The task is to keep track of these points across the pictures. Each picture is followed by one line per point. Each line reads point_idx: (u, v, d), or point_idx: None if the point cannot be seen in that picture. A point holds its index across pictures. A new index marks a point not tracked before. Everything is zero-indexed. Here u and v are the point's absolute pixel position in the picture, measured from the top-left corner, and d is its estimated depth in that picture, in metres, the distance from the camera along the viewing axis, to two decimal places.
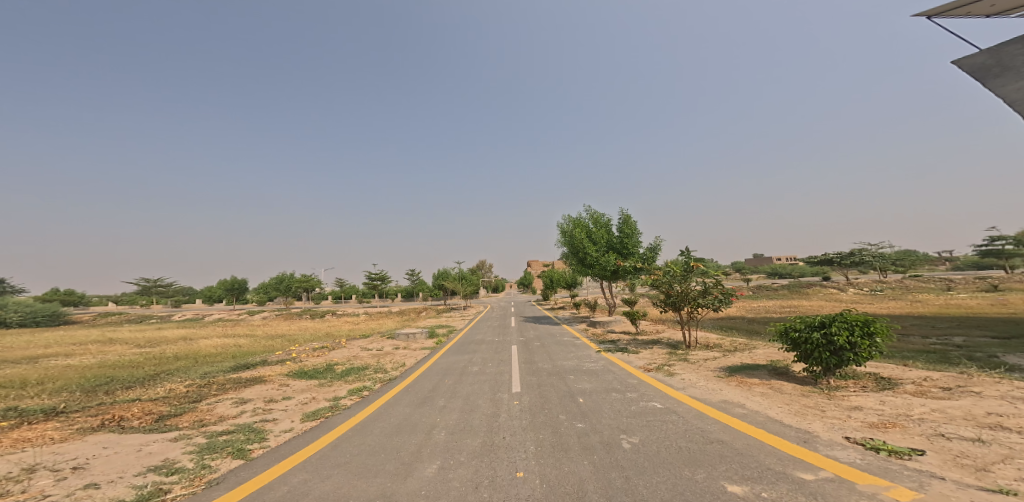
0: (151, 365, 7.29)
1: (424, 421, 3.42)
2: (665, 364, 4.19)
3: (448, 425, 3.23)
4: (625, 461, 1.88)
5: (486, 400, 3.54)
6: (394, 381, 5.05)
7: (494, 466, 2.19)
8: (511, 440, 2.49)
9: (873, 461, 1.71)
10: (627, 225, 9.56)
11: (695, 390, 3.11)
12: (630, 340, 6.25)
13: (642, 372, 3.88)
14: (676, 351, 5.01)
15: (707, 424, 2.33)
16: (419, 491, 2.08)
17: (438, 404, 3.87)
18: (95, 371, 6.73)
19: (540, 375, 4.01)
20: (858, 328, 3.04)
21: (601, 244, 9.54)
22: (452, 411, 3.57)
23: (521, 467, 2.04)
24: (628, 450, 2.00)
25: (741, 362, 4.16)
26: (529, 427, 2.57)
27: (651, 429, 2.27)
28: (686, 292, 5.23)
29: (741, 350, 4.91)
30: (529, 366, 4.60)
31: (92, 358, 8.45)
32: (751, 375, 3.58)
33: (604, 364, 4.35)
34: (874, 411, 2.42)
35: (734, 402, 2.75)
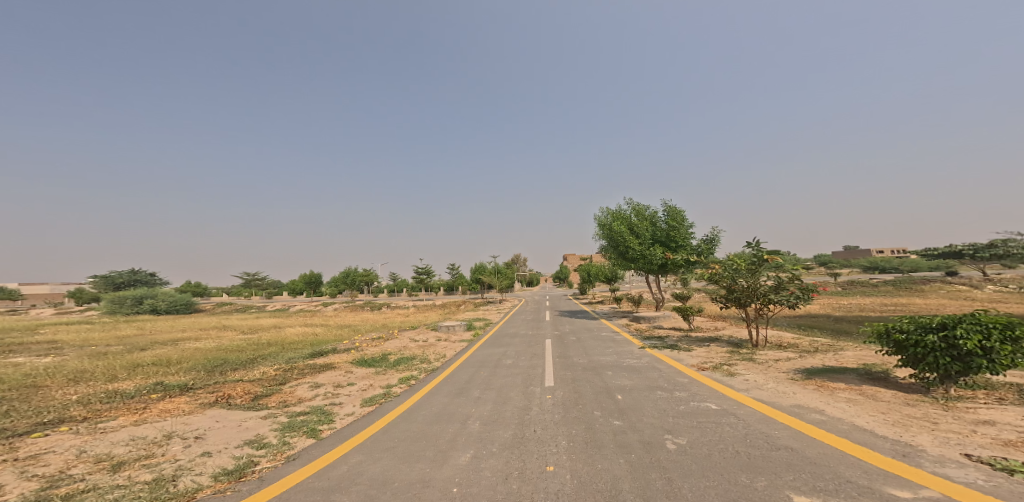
0: (251, 350, 8.13)
1: (460, 411, 3.50)
2: (724, 364, 3.99)
3: (482, 416, 3.29)
4: (669, 463, 1.81)
5: (518, 393, 3.56)
6: (437, 371, 5.23)
7: (523, 459, 2.20)
8: (542, 434, 2.48)
9: (1000, 484, 1.52)
10: (673, 217, 9.14)
11: (761, 393, 2.92)
12: (681, 337, 6.00)
13: (695, 370, 3.73)
14: (738, 350, 4.75)
15: (773, 429, 2.18)
16: (453, 478, 2.13)
17: (473, 395, 3.95)
18: (212, 353, 7.64)
19: (575, 370, 3.98)
20: (996, 332, 2.67)
21: (644, 237, 9.24)
22: (486, 402, 3.63)
23: (551, 462, 2.02)
24: (673, 452, 1.93)
25: (823, 364, 3.86)
26: (561, 422, 2.54)
27: (702, 431, 2.17)
28: (755, 288, 4.89)
29: (824, 351, 4.55)
30: (563, 360, 4.56)
31: (213, 342, 9.65)
32: (837, 379, 3.31)
33: (648, 361, 4.22)
34: (1010, 428, 2.14)
35: (811, 407, 2.56)
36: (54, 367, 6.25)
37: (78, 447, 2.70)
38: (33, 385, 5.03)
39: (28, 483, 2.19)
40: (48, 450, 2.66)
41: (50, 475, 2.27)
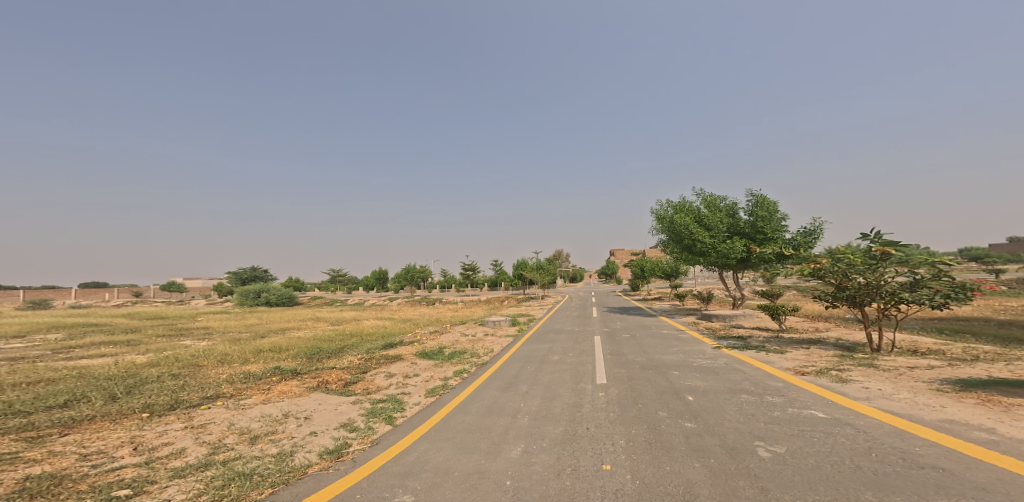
0: (341, 340, 8.86)
1: (510, 405, 3.54)
2: (832, 369, 3.69)
3: (532, 411, 3.30)
4: (761, 471, 1.71)
5: (568, 389, 3.53)
6: (487, 365, 5.36)
7: (575, 456, 2.18)
8: (596, 432, 2.44)
9: None
10: (760, 207, 8.51)
11: (888, 404, 2.66)
12: (769, 338, 5.64)
13: (791, 375, 3.50)
14: (852, 355, 4.36)
15: (912, 446, 1.97)
16: (505, 471, 2.15)
17: (521, 390, 3.97)
18: (308, 343, 8.40)
19: (631, 368, 3.87)
20: None
21: (717, 230, 8.79)
22: (535, 397, 3.64)
23: (608, 460, 1.99)
24: (765, 460, 1.82)
25: (985, 377, 3.39)
26: (618, 421, 2.48)
27: (807, 441, 2.02)
28: (877, 285, 4.42)
29: (982, 363, 3.99)
30: (615, 357, 4.46)
31: (310, 332, 10.70)
32: (1009, 393, 2.89)
33: (723, 363, 4.00)
34: None
35: (967, 425, 2.28)
36: (206, 349, 7.23)
37: (230, 419, 3.13)
38: (192, 364, 5.89)
39: (200, 448, 2.59)
40: (211, 420, 3.13)
41: (213, 442, 2.67)
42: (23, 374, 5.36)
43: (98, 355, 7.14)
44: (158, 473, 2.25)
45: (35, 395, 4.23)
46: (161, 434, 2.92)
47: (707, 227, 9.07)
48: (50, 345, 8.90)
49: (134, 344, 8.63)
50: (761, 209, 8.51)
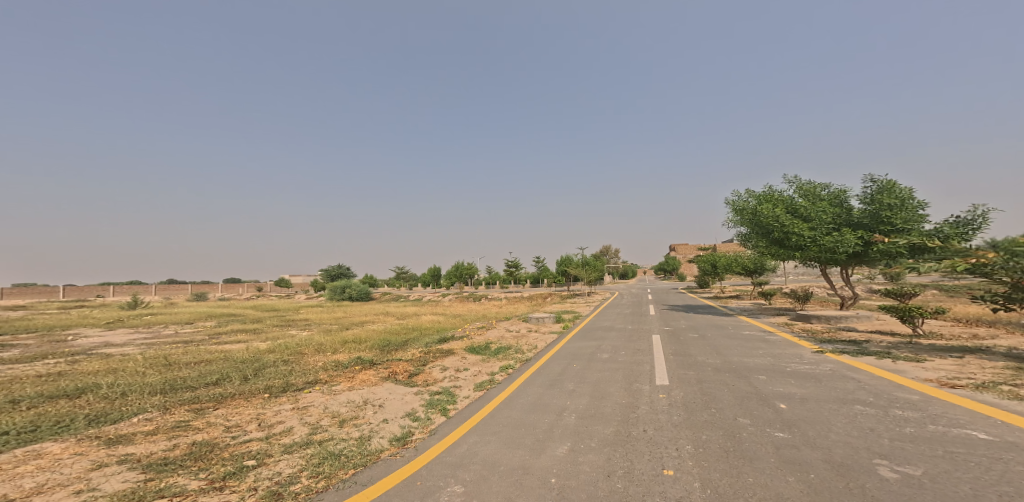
0: (411, 336, 9.57)
1: (555, 402, 3.50)
2: (999, 383, 3.13)
3: (578, 410, 3.24)
4: (883, 493, 1.52)
5: (621, 389, 3.43)
6: (531, 361, 5.36)
7: (630, 459, 2.10)
8: (656, 435, 2.34)
9: None
10: (882, 193, 7.23)
11: None
12: (901, 345, 5.02)
13: (935, 387, 3.10)
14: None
15: None
16: (549, 468, 2.14)
17: (567, 388, 3.93)
18: (378, 336, 9.52)
19: (701, 370, 3.65)
20: None
21: (817, 222, 7.87)
22: (582, 396, 3.57)
23: (669, 465, 1.91)
24: (890, 481, 1.61)
25: None
26: (682, 425, 2.37)
27: (951, 464, 1.76)
28: None
29: None
30: (686, 358, 4.25)
31: (379, 329, 11.61)
32: None
33: (833, 370, 3.65)
34: None
35: None
36: (308, 340, 8.45)
37: (324, 404, 3.75)
38: (297, 351, 7.01)
39: (303, 428, 3.14)
40: (310, 404, 3.74)
41: (312, 423, 3.22)
42: (189, 354, 6.59)
43: (231, 339, 8.69)
44: (274, 447, 2.77)
45: (197, 372, 5.16)
46: (273, 413, 3.51)
47: (808, 219, 8.28)
48: (200, 329, 11.05)
49: (259, 331, 10.27)
50: (885, 196, 7.18)
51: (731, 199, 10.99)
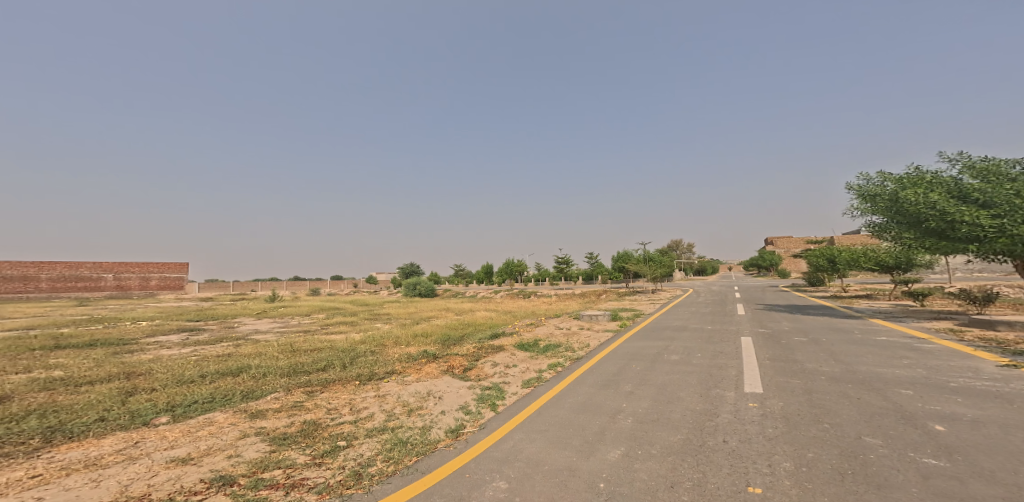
0: (467, 334, 10.61)
1: (609, 403, 3.38)
2: None
3: (636, 413, 3.10)
4: None
5: (694, 395, 3.20)
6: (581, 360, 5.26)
7: (703, 471, 1.95)
8: (742, 450, 2.14)
9: None
10: None
11: None
12: None
13: None
14: None
15: None
16: (599, 472, 2.08)
17: (624, 389, 3.76)
18: (440, 330, 11.34)
19: (811, 380, 3.29)
20: None
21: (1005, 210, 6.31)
22: (643, 399, 3.40)
23: (755, 482, 1.73)
24: None
25: None
26: (777, 440, 2.13)
27: None
28: None
29: None
30: (788, 365, 3.86)
31: (440, 326, 12.60)
32: None
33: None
34: None
35: None
36: (386, 334, 10.50)
37: (397, 393, 4.53)
38: (380, 343, 9.16)
39: (380, 416, 3.75)
40: (388, 393, 4.56)
41: (388, 411, 3.86)
42: (308, 342, 8.70)
43: (333, 332, 11.23)
44: (360, 429, 3.34)
45: (311, 358, 6.68)
46: (359, 399, 4.34)
47: (989, 205, 6.73)
48: (312, 322, 13.88)
49: (358, 326, 12.61)
50: None
51: (857, 183, 9.69)
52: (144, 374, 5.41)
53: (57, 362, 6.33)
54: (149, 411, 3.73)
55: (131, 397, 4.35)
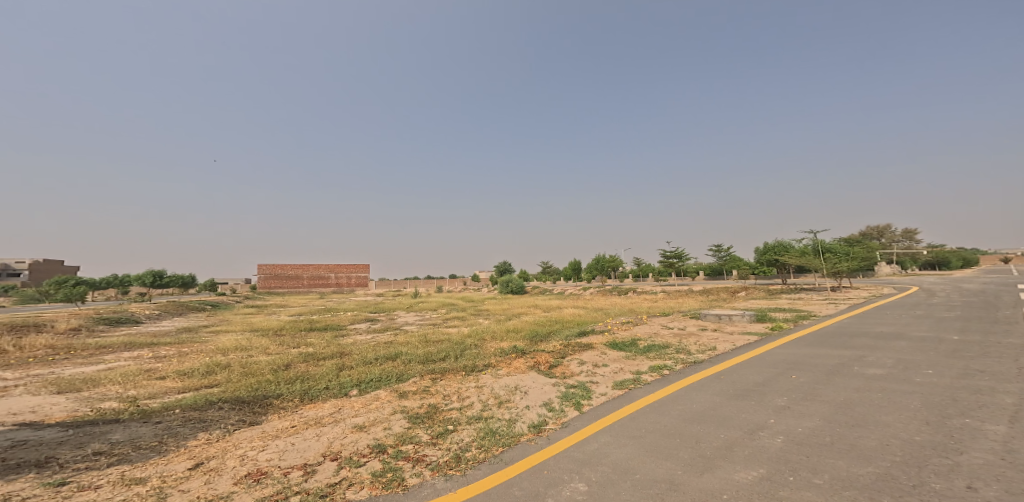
0: (558, 333, 12.46)
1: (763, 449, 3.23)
2: None
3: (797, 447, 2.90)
4: None
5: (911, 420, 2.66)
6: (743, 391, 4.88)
7: None
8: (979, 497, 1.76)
9: None
10: None
11: None
12: None
13: None
14: None
15: None
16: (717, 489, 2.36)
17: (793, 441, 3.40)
18: (528, 325, 14.21)
19: None
20: None
21: None
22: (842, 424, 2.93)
23: None
24: None
25: None
26: None
27: None
28: None
29: None
30: None
31: (558, 329, 14.05)
32: None
33: None
34: None
35: None
36: (497, 328, 13.46)
37: (491, 384, 6.33)
38: (480, 334, 12.42)
39: (478, 405, 5.27)
40: (485, 383, 6.36)
41: (484, 402, 5.40)
42: (432, 334, 12.45)
43: (449, 328, 15.04)
44: (464, 415, 4.84)
45: (434, 348, 9.75)
46: (465, 387, 6.17)
47: None
48: (435, 318, 18.86)
49: (471, 322, 16.17)
50: None
51: None
52: (344, 355, 9.22)
53: (309, 345, 10.77)
54: (347, 385, 6.39)
55: (340, 372, 7.56)
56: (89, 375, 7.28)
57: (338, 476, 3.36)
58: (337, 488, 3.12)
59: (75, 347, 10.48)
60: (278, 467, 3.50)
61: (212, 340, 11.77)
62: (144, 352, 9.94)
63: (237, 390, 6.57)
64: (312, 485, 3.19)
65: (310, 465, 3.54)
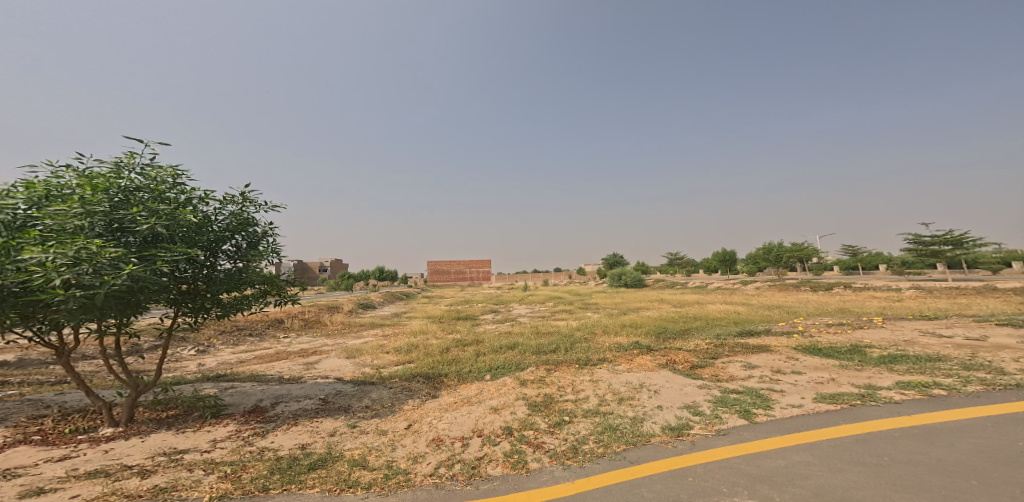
0: (687, 341, 13.18)
1: None
2: None
3: None
4: None
5: None
6: None
7: None
8: None
9: None
10: None
11: None
12: None
13: None
14: None
15: None
16: None
17: None
18: (644, 325, 16.39)
19: None
20: None
21: None
22: None
23: None
24: None
25: None
26: None
27: None
28: None
29: None
30: None
31: (745, 341, 13.11)
32: None
33: None
34: None
35: None
36: (656, 330, 15.20)
37: (609, 381, 8.04)
38: (591, 330, 15.43)
39: (592, 399, 6.92)
40: (600, 379, 8.18)
41: (600, 398, 6.95)
42: (543, 327, 15.92)
43: (557, 321, 18.60)
44: (577, 409, 6.43)
45: (545, 341, 12.77)
46: (596, 383, 7.92)
47: None
48: (545, 311, 23.01)
49: (598, 320, 18.33)
50: None
51: None
52: (475, 342, 12.97)
53: (477, 335, 14.61)
54: (483, 369, 9.41)
55: (479, 357, 10.81)
56: (361, 360, 11.27)
57: (482, 451, 5.05)
58: (482, 464, 4.69)
59: (348, 337, 16.33)
60: (449, 438, 5.50)
61: (421, 326, 17.17)
62: (379, 340, 14.74)
63: (425, 368, 9.79)
64: (468, 456, 4.90)
65: (466, 440, 5.41)
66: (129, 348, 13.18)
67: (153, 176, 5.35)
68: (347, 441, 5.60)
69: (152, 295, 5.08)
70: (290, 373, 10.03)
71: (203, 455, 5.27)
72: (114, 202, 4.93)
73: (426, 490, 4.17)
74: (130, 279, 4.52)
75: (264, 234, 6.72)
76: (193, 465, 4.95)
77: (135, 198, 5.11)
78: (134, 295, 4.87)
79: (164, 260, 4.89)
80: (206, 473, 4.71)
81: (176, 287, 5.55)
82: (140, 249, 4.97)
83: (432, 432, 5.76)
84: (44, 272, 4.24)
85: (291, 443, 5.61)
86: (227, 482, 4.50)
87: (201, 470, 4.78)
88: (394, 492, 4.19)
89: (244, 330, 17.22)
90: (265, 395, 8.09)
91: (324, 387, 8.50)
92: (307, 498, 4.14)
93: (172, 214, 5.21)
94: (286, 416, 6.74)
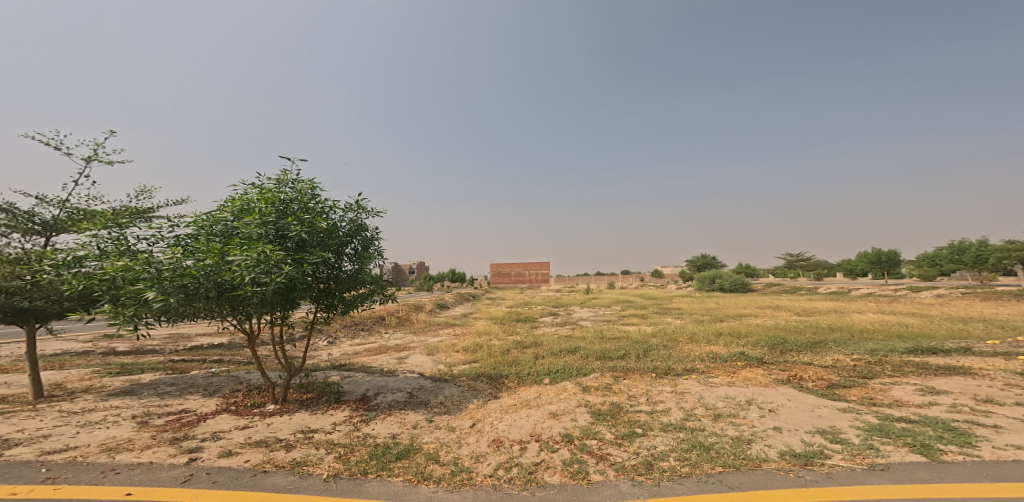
0: (810, 356, 10.94)
1: None
2: None
3: None
4: None
5: None
6: None
7: None
8: None
9: None
10: None
11: None
12: None
13: None
14: None
15: None
16: None
17: None
18: (744, 334, 14.18)
19: None
20: None
21: None
22: None
23: None
24: None
25: None
26: None
27: None
28: None
29: None
30: None
31: (907, 358, 10.41)
32: None
33: None
34: None
35: None
36: (778, 341, 12.94)
37: (700, 393, 6.56)
38: (674, 337, 13.83)
39: (677, 414, 5.51)
40: (688, 391, 6.75)
41: (687, 413, 5.49)
42: (613, 332, 14.79)
43: (628, 325, 17.16)
44: (653, 423, 5.08)
45: (618, 347, 11.62)
46: (685, 394, 6.57)
47: None
48: (615, 315, 21.65)
49: (683, 326, 16.43)
50: None
51: None
52: (541, 346, 12.36)
53: (543, 337, 13.90)
54: (542, 373, 8.75)
55: (540, 360, 10.24)
56: (438, 358, 11.33)
57: (539, 456, 4.14)
58: (539, 470, 3.81)
59: (430, 335, 16.97)
60: (509, 440, 4.64)
61: (494, 327, 17.03)
62: (452, 339, 14.90)
63: (489, 368, 9.45)
64: (526, 460, 4.03)
65: (525, 444, 4.51)
66: (287, 337, 15.31)
67: (300, 189, 5.69)
68: (424, 435, 4.98)
69: (302, 294, 5.39)
70: (388, 367, 10.44)
71: (328, 435, 5.03)
72: (278, 213, 5.38)
73: (485, 491, 3.44)
74: (288, 277, 4.86)
75: (378, 238, 6.76)
76: (321, 443, 4.69)
77: (289, 210, 5.45)
78: (292, 292, 5.25)
79: (310, 262, 5.21)
80: (327, 452, 4.40)
81: (316, 286, 5.79)
82: (294, 253, 5.34)
83: (494, 433, 4.93)
84: (239, 272, 4.73)
85: (385, 431, 5.17)
86: (341, 461, 4.10)
87: (325, 449, 4.49)
88: (458, 488, 3.50)
89: (358, 325, 18.94)
90: (369, 384, 8.22)
91: (410, 382, 8.45)
92: (394, 485, 3.58)
93: (312, 222, 5.49)
94: (383, 406, 6.59)
